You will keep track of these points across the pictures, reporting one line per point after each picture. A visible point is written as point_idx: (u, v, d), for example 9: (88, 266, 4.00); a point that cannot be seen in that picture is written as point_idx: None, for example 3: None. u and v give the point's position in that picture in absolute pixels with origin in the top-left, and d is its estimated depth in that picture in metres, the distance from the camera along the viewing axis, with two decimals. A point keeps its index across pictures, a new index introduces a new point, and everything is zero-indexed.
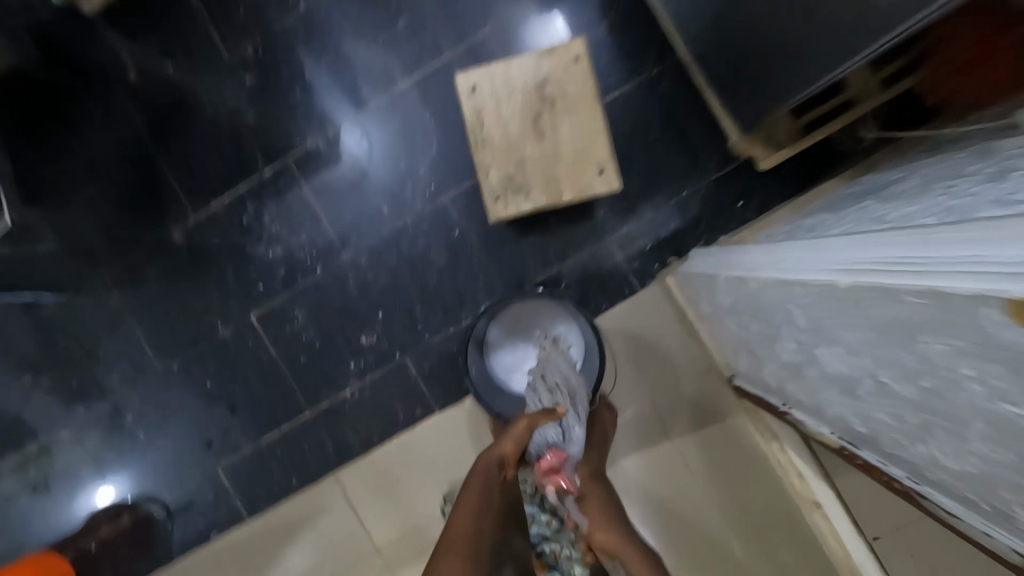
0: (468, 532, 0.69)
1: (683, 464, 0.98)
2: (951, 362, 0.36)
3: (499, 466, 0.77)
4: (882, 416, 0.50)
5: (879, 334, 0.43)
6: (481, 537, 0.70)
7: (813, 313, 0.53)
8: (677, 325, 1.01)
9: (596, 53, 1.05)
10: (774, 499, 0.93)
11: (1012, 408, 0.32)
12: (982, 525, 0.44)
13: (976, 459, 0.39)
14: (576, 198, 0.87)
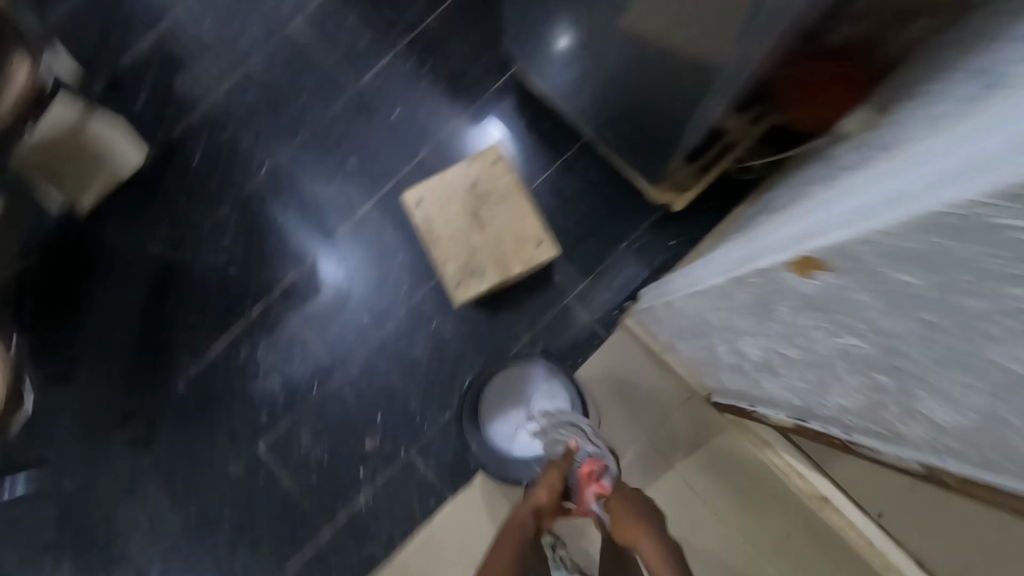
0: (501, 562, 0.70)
1: (692, 492, 1.03)
2: (800, 319, 0.44)
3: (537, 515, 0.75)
4: (796, 384, 0.56)
5: (758, 317, 0.51)
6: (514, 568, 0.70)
7: (719, 317, 0.61)
8: (650, 360, 1.09)
9: (518, 146, 1.21)
10: (785, 507, 0.98)
11: (844, 339, 0.40)
12: (883, 448, 0.50)
13: (857, 393, 0.45)
14: (524, 271, 0.92)
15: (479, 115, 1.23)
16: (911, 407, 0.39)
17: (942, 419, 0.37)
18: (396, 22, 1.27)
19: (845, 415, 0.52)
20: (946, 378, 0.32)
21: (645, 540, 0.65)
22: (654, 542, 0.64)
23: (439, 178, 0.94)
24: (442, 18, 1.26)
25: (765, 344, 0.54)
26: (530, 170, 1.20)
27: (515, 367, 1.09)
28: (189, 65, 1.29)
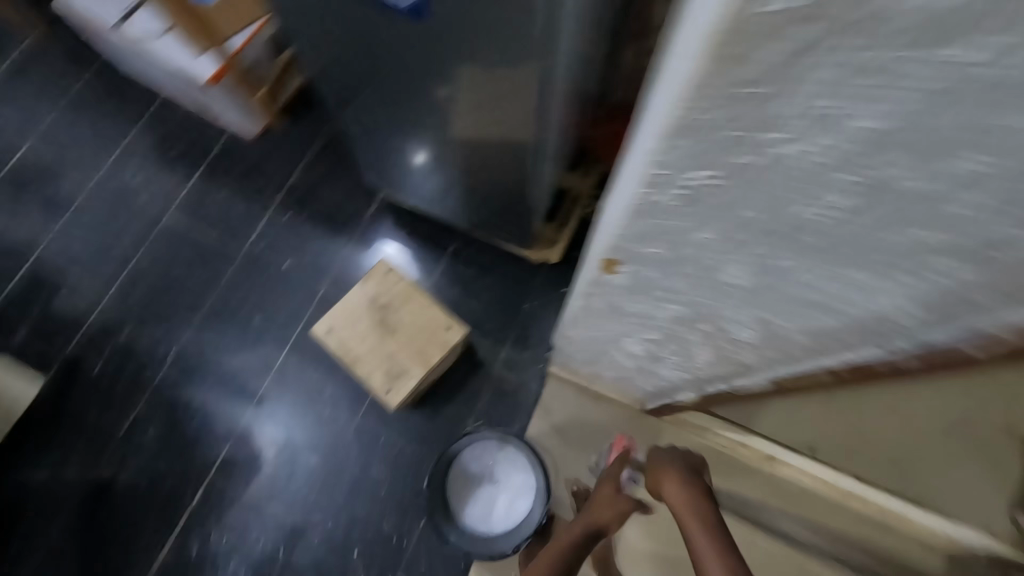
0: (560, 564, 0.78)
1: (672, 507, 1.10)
2: (638, 307, 0.56)
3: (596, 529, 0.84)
4: (675, 360, 0.68)
5: (619, 319, 0.63)
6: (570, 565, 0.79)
7: (600, 330, 0.72)
8: (585, 396, 1.18)
9: (407, 254, 1.34)
10: (746, 475, 1.08)
11: (668, 307, 0.52)
12: (743, 382, 0.64)
13: (706, 345, 0.57)
14: (443, 354, 1.00)
15: (364, 240, 1.35)
16: (729, 338, 0.52)
17: (750, 339, 0.50)
18: (265, 187, 1.39)
19: (715, 367, 0.64)
20: (726, 307, 0.45)
21: (671, 482, 0.58)
22: (680, 483, 0.56)
23: (341, 304, 1.02)
24: (305, 171, 1.40)
25: (637, 337, 0.67)
26: (424, 271, 1.32)
27: (463, 451, 1.08)
28: (69, 284, 1.32)
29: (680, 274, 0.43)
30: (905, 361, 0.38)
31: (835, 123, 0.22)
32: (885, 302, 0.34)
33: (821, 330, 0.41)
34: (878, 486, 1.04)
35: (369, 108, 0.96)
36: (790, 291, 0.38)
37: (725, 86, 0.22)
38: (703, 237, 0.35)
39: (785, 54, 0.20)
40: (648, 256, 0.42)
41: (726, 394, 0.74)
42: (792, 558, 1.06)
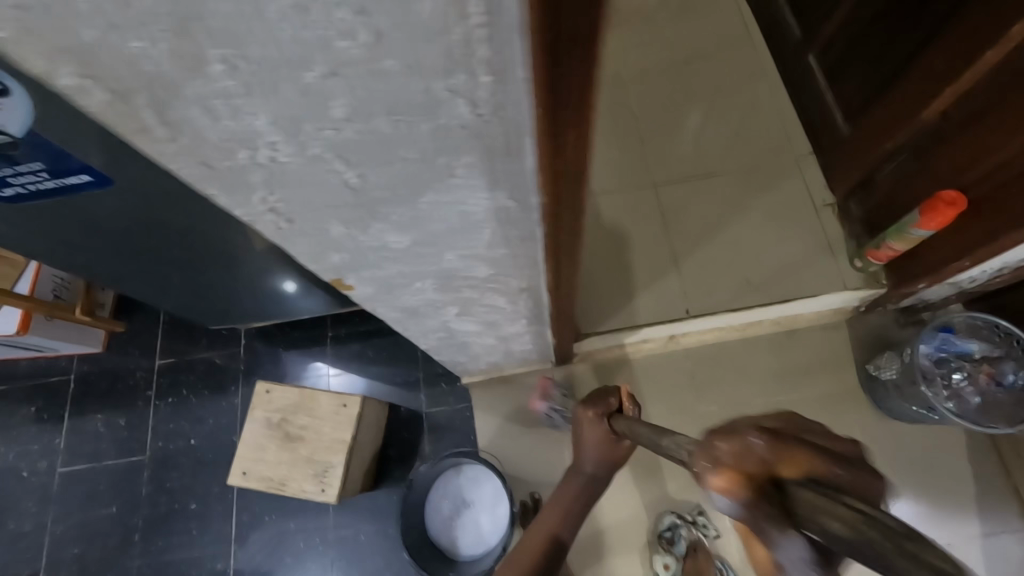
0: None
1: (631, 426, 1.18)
2: (412, 300, 0.63)
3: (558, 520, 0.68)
4: (496, 316, 0.76)
5: (421, 316, 0.70)
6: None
7: (430, 332, 0.79)
8: (508, 386, 1.25)
9: (294, 364, 1.36)
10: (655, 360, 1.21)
11: (422, 287, 0.59)
12: (545, 302, 0.72)
13: (485, 293, 0.65)
14: (353, 429, 1.03)
15: (250, 378, 1.37)
16: (484, 281, 0.60)
17: (488, 272, 0.58)
18: (136, 386, 1.38)
19: (520, 305, 0.72)
20: (437, 262, 0.52)
21: None
22: None
23: (242, 447, 1.04)
24: (166, 352, 1.40)
25: (453, 318, 0.74)
26: (317, 372, 1.35)
27: (427, 498, 1.11)
28: None
29: (378, 261, 0.50)
30: (549, 230, 0.47)
31: (251, 130, 0.30)
32: (477, 201, 0.42)
33: (495, 241, 0.49)
34: (756, 307, 1.11)
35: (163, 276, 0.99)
36: (435, 228, 0.45)
37: (167, 144, 0.30)
38: (337, 232, 0.43)
39: (156, 111, 0.28)
40: (340, 263, 0.49)
41: (556, 321, 0.82)
42: (734, 403, 1.18)
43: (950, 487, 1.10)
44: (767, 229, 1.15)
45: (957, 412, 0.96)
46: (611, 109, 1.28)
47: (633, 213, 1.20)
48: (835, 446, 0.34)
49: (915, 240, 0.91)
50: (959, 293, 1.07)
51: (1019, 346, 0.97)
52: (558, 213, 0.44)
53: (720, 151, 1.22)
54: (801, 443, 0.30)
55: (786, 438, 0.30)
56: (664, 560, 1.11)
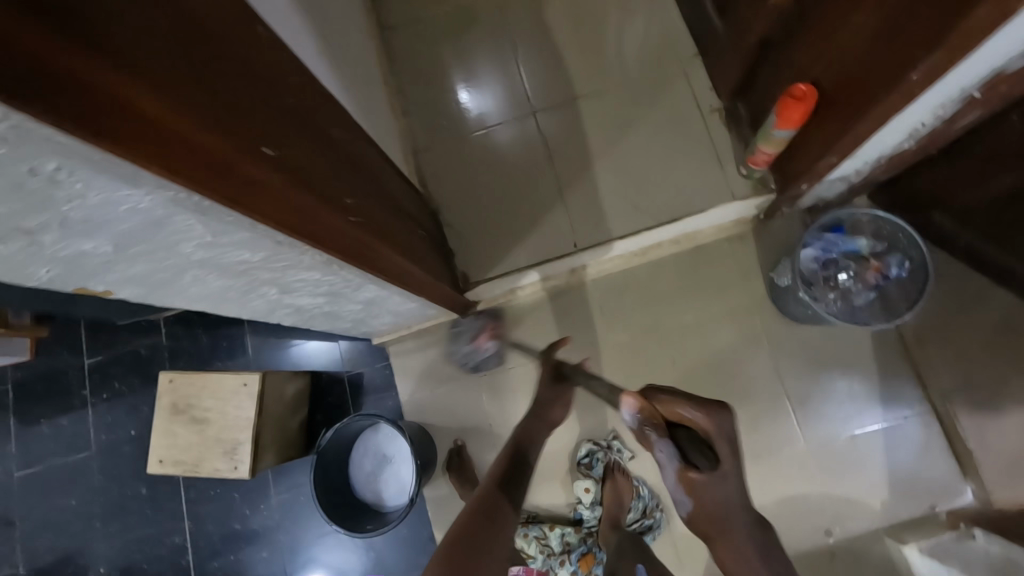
0: (461, 525, 0.64)
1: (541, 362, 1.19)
2: (203, 290, 0.61)
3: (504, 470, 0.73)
4: (327, 288, 0.74)
5: (236, 300, 0.68)
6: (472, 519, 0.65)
7: (270, 310, 0.77)
8: (421, 340, 1.24)
9: (214, 345, 1.36)
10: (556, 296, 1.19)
11: (198, 279, 0.57)
12: (365, 272, 0.71)
13: (283, 273, 0.63)
14: (255, 405, 1.04)
15: (176, 365, 1.37)
16: (263, 264, 0.58)
17: (258, 257, 0.55)
18: (69, 387, 1.40)
19: (341, 276, 0.70)
20: (178, 256, 0.50)
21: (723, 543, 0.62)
22: (737, 546, 0.61)
23: (156, 436, 1.08)
24: (91, 350, 1.41)
25: (280, 297, 0.72)
26: (237, 352, 1.34)
27: (349, 459, 1.15)
28: None
29: (104, 265, 0.47)
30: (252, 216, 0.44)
31: None
32: (130, 197, 0.38)
33: (215, 231, 0.46)
34: (645, 230, 1.09)
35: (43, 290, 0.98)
36: (124, 229, 0.42)
37: None
38: (9, 251, 0.40)
39: None
40: (63, 276, 0.48)
41: (404, 282, 0.82)
42: (641, 326, 1.17)
43: (856, 380, 1.10)
44: (655, 145, 1.11)
45: (838, 312, 0.97)
46: (493, 40, 1.21)
47: (519, 146, 1.16)
48: (703, 412, 0.62)
49: (782, 141, 0.88)
50: (851, 187, 1.02)
51: (902, 237, 0.95)
52: (249, 204, 0.44)
53: (604, 70, 1.16)
54: (686, 400, 0.65)
55: (664, 399, 0.66)
56: (585, 483, 1.13)
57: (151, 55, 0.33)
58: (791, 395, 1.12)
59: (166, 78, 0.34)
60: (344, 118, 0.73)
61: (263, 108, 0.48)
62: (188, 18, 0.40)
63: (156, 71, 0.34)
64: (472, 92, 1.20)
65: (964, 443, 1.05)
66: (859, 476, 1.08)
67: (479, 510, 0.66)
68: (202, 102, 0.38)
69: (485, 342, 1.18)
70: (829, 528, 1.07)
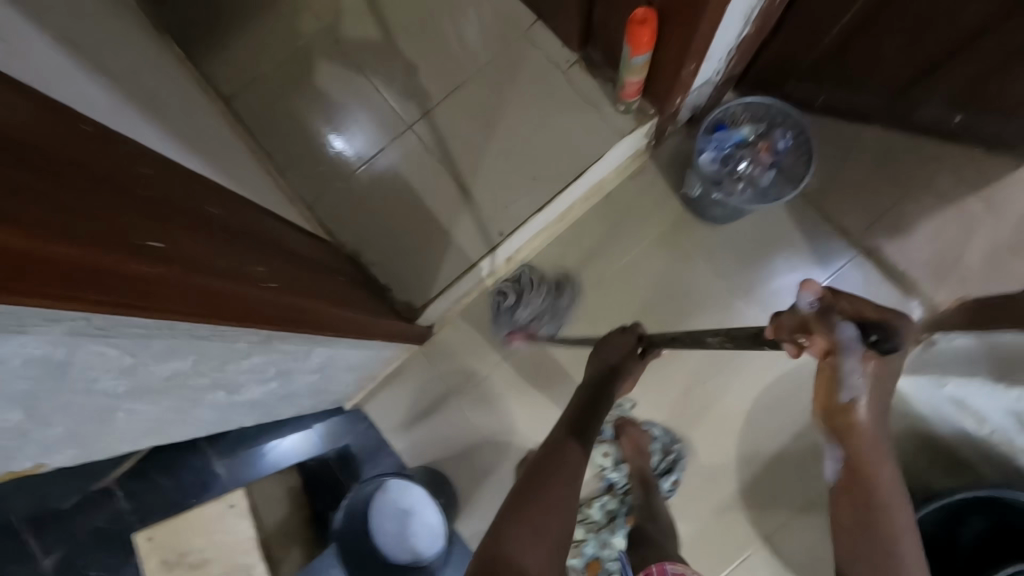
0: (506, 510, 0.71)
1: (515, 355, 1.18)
2: (141, 423, 0.55)
3: (567, 444, 0.80)
4: (272, 371, 0.70)
5: (180, 420, 0.62)
6: (523, 498, 0.71)
7: (221, 417, 0.72)
8: (392, 384, 1.20)
9: (181, 484, 1.25)
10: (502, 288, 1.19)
11: (129, 413, 0.51)
12: (306, 337, 0.67)
13: (221, 371, 0.58)
14: (251, 522, 0.99)
15: (146, 522, 1.24)
16: (197, 369, 0.54)
17: (188, 363, 0.51)
18: None
19: (283, 350, 0.66)
20: (99, 396, 0.45)
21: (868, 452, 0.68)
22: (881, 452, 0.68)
23: None
24: None
25: (228, 397, 0.66)
26: (209, 479, 1.24)
27: (369, 530, 1.09)
28: None
29: (19, 436, 0.42)
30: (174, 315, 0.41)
31: None
32: (16, 347, 0.33)
33: (129, 350, 0.42)
34: (557, 196, 1.11)
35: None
36: (25, 388, 0.37)
37: None
38: None
39: None
40: None
41: (350, 333, 0.79)
42: (591, 283, 1.19)
43: (790, 252, 1.18)
44: (533, 114, 1.14)
45: (753, 198, 1.02)
46: (342, 73, 1.19)
47: (412, 163, 1.15)
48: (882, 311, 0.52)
49: (643, 67, 0.93)
50: (715, 86, 1.09)
51: (776, 112, 1.04)
52: (157, 306, 0.40)
53: (459, 63, 1.17)
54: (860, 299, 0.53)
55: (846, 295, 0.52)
56: (603, 447, 1.15)
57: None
58: (744, 289, 1.18)
59: (16, 205, 0.30)
60: (222, 193, 0.68)
61: (126, 203, 0.44)
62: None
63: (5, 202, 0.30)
64: (351, 129, 1.17)
65: (895, 267, 1.15)
66: None
67: (524, 487, 0.73)
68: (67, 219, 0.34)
69: (515, 341, 1.17)
70: None
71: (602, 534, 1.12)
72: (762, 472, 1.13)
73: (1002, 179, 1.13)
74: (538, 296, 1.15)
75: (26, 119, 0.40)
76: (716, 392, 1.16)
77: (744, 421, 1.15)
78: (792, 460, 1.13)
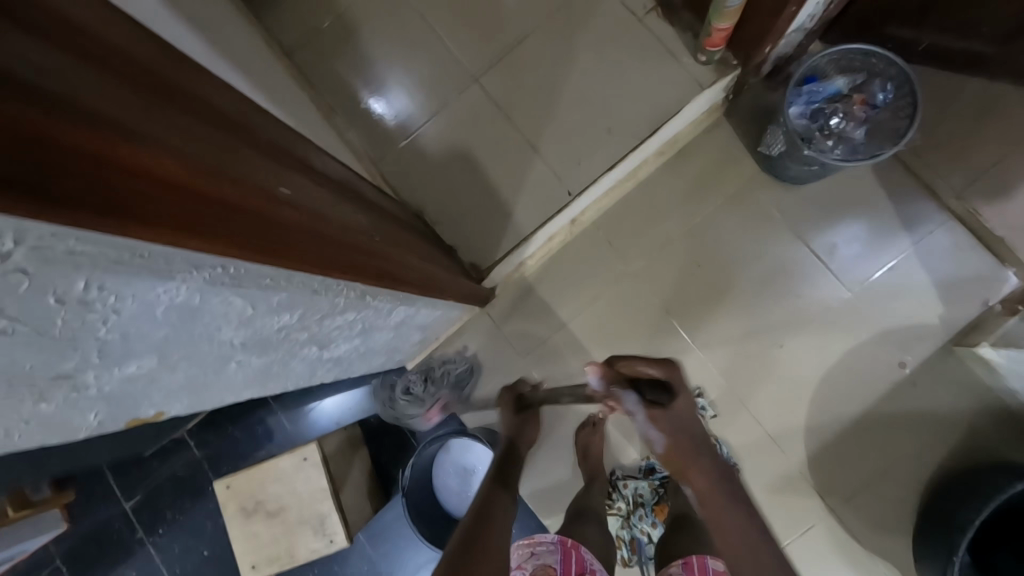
0: None
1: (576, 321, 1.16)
2: (246, 375, 0.56)
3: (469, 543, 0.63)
4: (357, 327, 0.69)
5: (276, 374, 0.63)
6: None
7: (306, 373, 0.72)
8: (452, 346, 1.20)
9: (247, 437, 1.29)
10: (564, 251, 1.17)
11: (239, 364, 0.52)
12: (393, 293, 0.67)
13: (320, 325, 0.58)
14: (325, 473, 1.02)
15: (219, 472, 1.30)
16: (301, 322, 0.53)
17: (295, 315, 0.50)
18: (118, 540, 1.30)
19: (372, 306, 0.65)
20: (220, 344, 0.45)
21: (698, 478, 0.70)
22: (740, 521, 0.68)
23: (238, 544, 1.05)
24: (126, 492, 1.31)
25: (318, 352, 0.67)
26: (273, 432, 1.27)
27: (433, 487, 1.13)
28: None
29: (149, 387, 0.43)
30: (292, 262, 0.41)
31: None
32: (163, 294, 0.33)
33: (252, 299, 0.42)
34: (629, 154, 1.06)
35: (56, 450, 0.90)
36: (166, 333, 0.37)
37: None
38: (53, 406, 0.35)
39: None
40: (110, 414, 0.42)
41: (428, 292, 0.78)
42: (657, 247, 1.15)
43: (874, 216, 1.10)
44: (605, 66, 1.08)
45: (844, 156, 0.96)
46: (403, 25, 1.15)
47: (477, 119, 1.11)
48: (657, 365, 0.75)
49: (736, 11, 0.86)
50: (805, 34, 1.02)
51: (874, 63, 0.96)
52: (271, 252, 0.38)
53: (526, 12, 1.12)
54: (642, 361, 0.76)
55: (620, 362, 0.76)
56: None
57: (149, 105, 0.27)
58: (820, 253, 1.12)
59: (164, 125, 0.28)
60: (310, 146, 0.67)
61: (250, 143, 0.42)
62: (152, 55, 0.33)
63: (157, 123, 0.28)
64: (413, 83, 1.14)
65: (992, 233, 1.07)
66: (911, 302, 1.09)
67: None
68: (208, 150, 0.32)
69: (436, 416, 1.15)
70: (902, 360, 1.09)
71: (631, 520, 1.11)
72: (832, 444, 1.10)
73: None
74: (457, 365, 1.17)
75: (163, 47, 0.39)
76: (787, 362, 1.11)
77: (816, 393, 1.11)
78: (865, 433, 1.09)
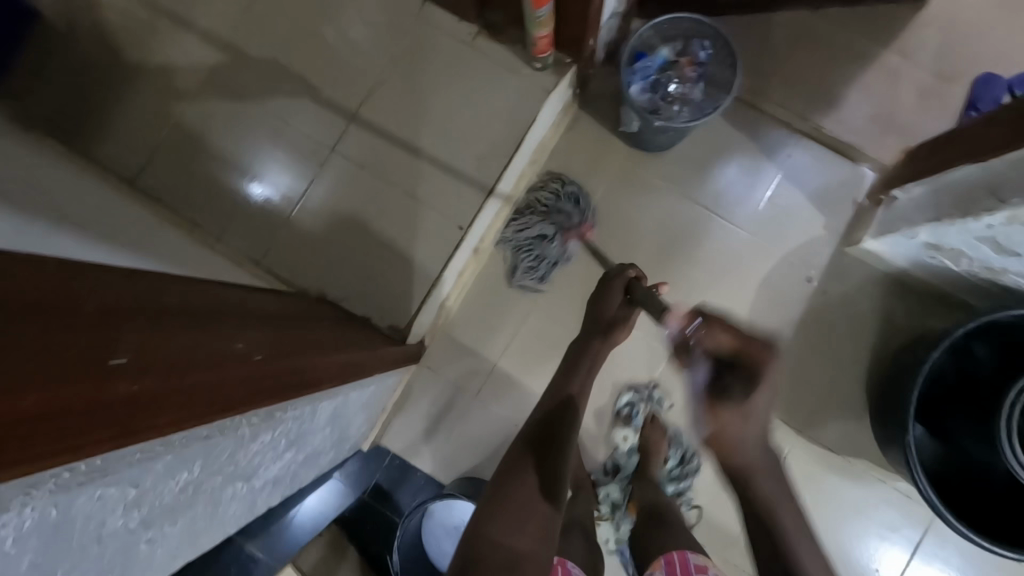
0: None
1: (513, 342, 1.16)
2: (168, 544, 0.51)
3: None
4: (284, 442, 0.65)
5: (208, 525, 0.58)
6: None
7: (247, 506, 0.67)
8: (402, 410, 1.17)
9: None
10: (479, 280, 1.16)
11: (151, 541, 0.47)
12: (308, 397, 0.63)
13: (235, 461, 0.54)
14: None
15: None
16: (210, 468, 0.49)
17: (198, 467, 0.47)
18: None
19: (290, 416, 0.62)
20: (115, 536, 0.40)
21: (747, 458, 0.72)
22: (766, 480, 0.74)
23: None
24: None
25: (248, 484, 0.62)
26: None
27: (431, 553, 1.09)
28: None
29: None
30: (160, 427, 0.38)
31: None
32: (2, 529, 0.29)
33: (131, 480, 0.38)
34: (503, 173, 1.08)
35: None
36: (34, 561, 0.33)
37: None
38: None
39: None
40: None
41: (349, 376, 0.75)
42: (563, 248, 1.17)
43: (739, 156, 1.18)
44: (453, 96, 1.09)
45: (692, 116, 1.02)
46: (239, 113, 1.11)
47: (347, 184, 1.09)
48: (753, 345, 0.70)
49: (549, 18, 0.91)
50: (621, 16, 1.08)
51: (687, 26, 1.03)
52: (130, 430, 0.35)
53: (360, 68, 1.11)
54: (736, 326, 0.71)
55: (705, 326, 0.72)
56: (623, 432, 1.12)
57: None
58: (707, 204, 1.18)
59: None
60: (166, 279, 0.63)
61: (79, 321, 0.39)
62: None
63: None
64: (270, 169, 1.10)
65: (839, 139, 1.17)
66: (798, 222, 1.17)
67: None
68: (9, 367, 0.30)
69: (573, 243, 1.14)
70: (808, 276, 1.17)
71: (616, 518, 1.10)
72: None
73: (906, 26, 1.17)
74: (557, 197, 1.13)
75: None
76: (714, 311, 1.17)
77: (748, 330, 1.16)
78: (800, 351, 1.16)
